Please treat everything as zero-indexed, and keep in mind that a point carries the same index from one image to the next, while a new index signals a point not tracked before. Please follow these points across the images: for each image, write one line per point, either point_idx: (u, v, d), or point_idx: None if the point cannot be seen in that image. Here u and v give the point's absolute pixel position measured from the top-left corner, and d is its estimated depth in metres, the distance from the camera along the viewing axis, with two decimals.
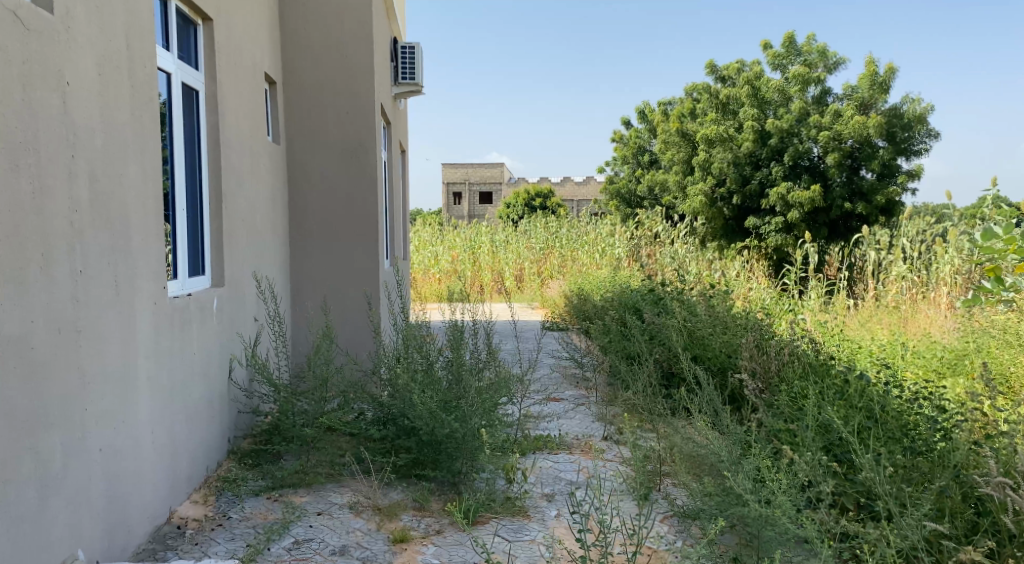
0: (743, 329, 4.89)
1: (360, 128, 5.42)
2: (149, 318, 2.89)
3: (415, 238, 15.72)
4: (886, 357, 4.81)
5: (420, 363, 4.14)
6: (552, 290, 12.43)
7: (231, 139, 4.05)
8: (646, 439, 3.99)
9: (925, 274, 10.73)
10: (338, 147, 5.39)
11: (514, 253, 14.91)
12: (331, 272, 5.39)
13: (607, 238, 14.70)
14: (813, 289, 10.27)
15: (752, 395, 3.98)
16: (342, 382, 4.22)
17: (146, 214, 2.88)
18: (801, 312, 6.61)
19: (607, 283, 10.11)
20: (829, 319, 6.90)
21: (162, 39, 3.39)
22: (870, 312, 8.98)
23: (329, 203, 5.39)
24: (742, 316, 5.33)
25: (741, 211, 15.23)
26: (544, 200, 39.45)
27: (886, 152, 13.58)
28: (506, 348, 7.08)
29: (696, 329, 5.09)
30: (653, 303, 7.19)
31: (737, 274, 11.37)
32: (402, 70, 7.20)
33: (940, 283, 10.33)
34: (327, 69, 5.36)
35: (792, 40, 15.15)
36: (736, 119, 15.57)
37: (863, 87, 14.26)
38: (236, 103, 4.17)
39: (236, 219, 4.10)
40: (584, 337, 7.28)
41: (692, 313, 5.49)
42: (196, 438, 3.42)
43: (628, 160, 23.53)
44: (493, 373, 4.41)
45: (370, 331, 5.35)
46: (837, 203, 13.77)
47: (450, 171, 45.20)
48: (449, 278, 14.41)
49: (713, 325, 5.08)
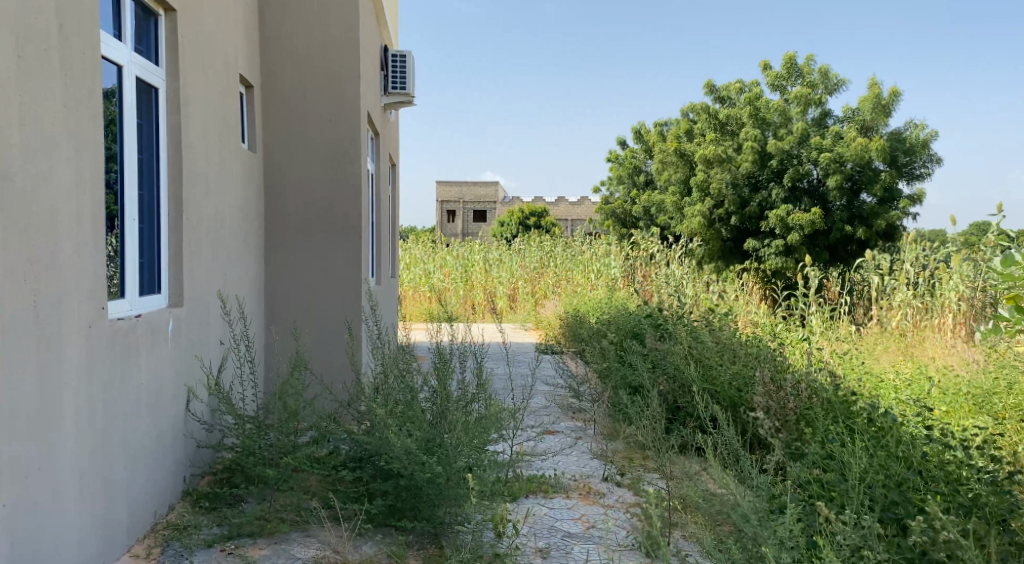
0: (759, 361, 4.48)
1: (343, 136, 5.04)
2: (83, 345, 2.49)
3: (406, 255, 15.30)
4: (912, 393, 4.39)
5: (401, 394, 3.74)
6: (546, 311, 12.04)
7: (195, 143, 3.66)
8: (651, 484, 3.60)
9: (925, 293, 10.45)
10: (318, 156, 5.01)
11: (507, 272, 14.50)
12: (308, 292, 4.99)
13: (603, 259, 14.35)
14: (814, 314, 9.92)
15: (768, 435, 3.60)
16: (314, 415, 3.81)
17: (82, 221, 2.48)
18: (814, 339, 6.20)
19: (605, 305, 9.73)
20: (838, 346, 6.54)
21: (115, 28, 3.01)
22: (877, 339, 8.63)
23: (308, 217, 5.00)
24: (757, 345, 4.92)
25: (740, 233, 14.89)
26: (538, 219, 39.22)
27: (888, 175, 13.31)
28: (498, 374, 6.68)
29: (703, 359, 4.72)
30: (655, 329, 6.79)
31: (736, 297, 11.02)
32: (392, 79, 6.84)
33: (943, 307, 10.01)
34: (308, 73, 4.99)
35: (794, 61, 14.91)
36: (735, 139, 15.28)
37: (864, 109, 14.01)
38: (203, 104, 3.79)
39: (200, 231, 3.70)
40: (579, 363, 6.87)
41: (698, 340, 5.12)
42: (142, 480, 3.01)
43: (624, 180, 23.21)
44: (482, 406, 3.99)
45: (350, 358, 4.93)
46: (838, 226, 13.47)
47: (444, 189, 44.96)
48: (440, 297, 14.00)
49: (727, 357, 4.67)
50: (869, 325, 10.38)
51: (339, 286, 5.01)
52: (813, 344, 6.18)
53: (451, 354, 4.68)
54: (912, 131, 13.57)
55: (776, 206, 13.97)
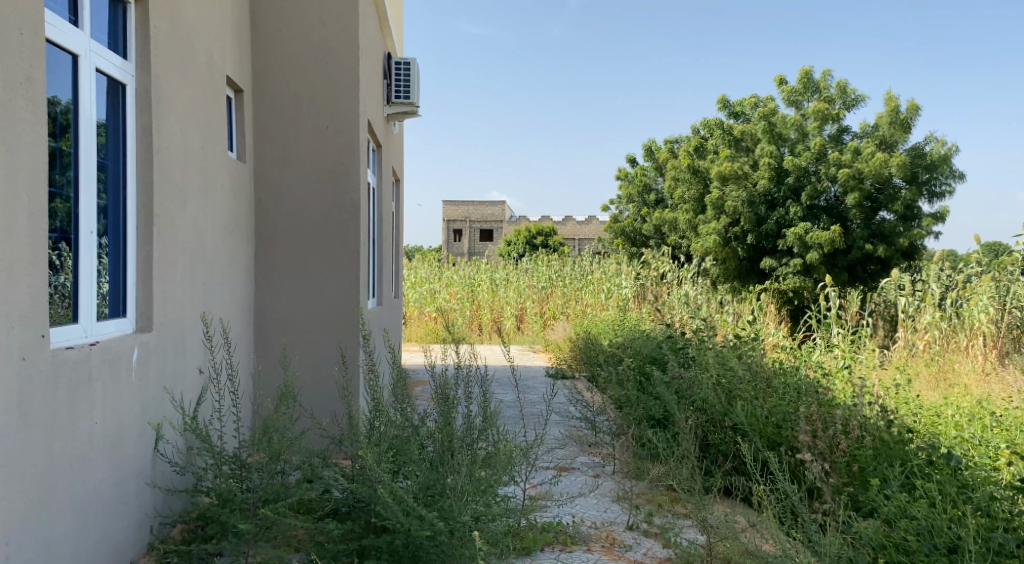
0: (801, 393, 4.04)
1: (341, 146, 4.64)
2: (12, 381, 2.11)
3: (412, 274, 14.91)
4: (976, 426, 3.92)
5: (400, 434, 3.34)
6: (556, 332, 11.60)
7: (172, 149, 3.27)
8: (684, 537, 3.18)
9: (951, 313, 9.96)
10: (313, 167, 4.61)
11: (515, 291, 14.07)
12: (300, 315, 4.57)
13: (614, 278, 13.93)
14: (837, 336, 9.46)
15: (818, 479, 3.17)
16: (303, 453, 3.40)
17: (14, 232, 2.10)
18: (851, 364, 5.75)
19: (618, 326, 9.30)
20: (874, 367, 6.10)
21: (70, 13, 2.63)
22: (907, 361, 8.18)
23: (300, 234, 4.60)
24: (795, 374, 4.48)
25: (756, 252, 14.38)
26: (546, 238, 38.89)
27: (910, 193, 12.88)
28: (509, 404, 6.24)
29: (736, 389, 4.31)
30: (677, 355, 6.33)
31: (754, 318, 10.57)
32: (396, 88, 6.46)
33: (972, 331, 9.60)
34: (304, 79, 4.61)
35: (810, 75, 14.54)
36: (750, 156, 14.88)
37: (883, 125, 13.62)
38: (181, 106, 3.39)
39: (176, 247, 3.30)
40: (594, 390, 6.42)
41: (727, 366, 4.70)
42: (94, 535, 2.59)
43: (633, 198, 22.80)
44: (490, 444, 3.57)
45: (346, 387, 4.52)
46: (858, 245, 13.01)
47: (451, 209, 44.75)
48: (446, 317, 13.57)
49: (764, 389, 4.23)
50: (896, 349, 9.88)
51: (334, 310, 4.59)
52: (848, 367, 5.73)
53: (456, 380, 4.27)
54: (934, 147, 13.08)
55: (793, 224, 13.55)
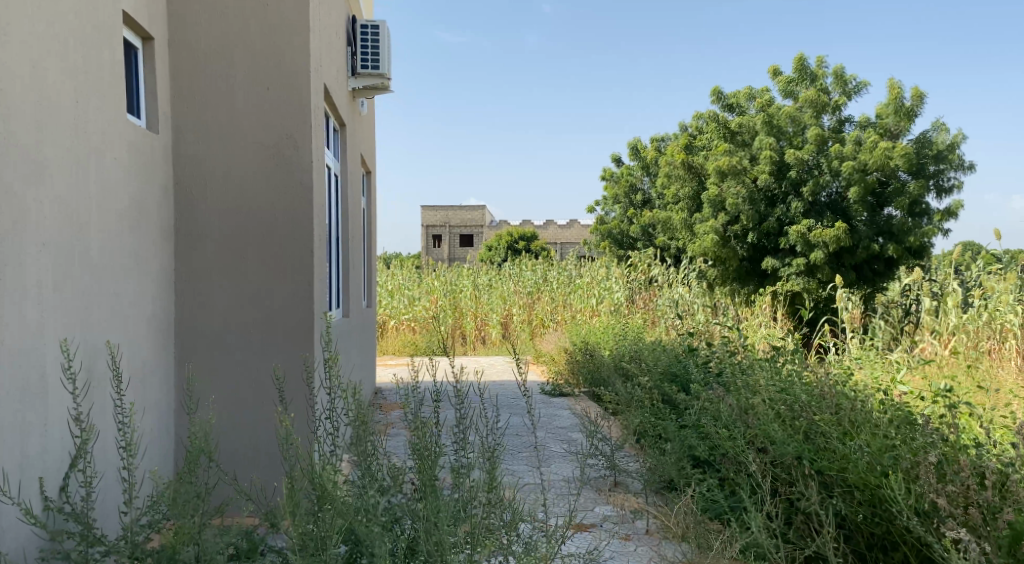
0: (906, 432, 3.06)
1: (287, 115, 3.57)
2: None
3: (389, 281, 13.81)
4: None
5: (368, 527, 2.32)
6: (546, 341, 10.55)
7: (13, 97, 2.21)
8: None
9: (974, 313, 8.97)
10: (251, 144, 3.55)
11: (499, 298, 13.02)
12: (237, 334, 3.52)
13: (603, 282, 12.81)
14: (855, 342, 8.51)
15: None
16: (227, 544, 2.36)
17: None
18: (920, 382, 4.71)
19: (619, 334, 8.28)
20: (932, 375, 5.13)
21: None
22: (945, 364, 7.25)
23: (235, 228, 3.53)
24: (880, 402, 3.48)
25: (757, 251, 13.43)
26: (528, 243, 37.93)
27: (917, 187, 11.95)
28: (510, 444, 5.22)
29: (814, 429, 3.34)
30: (704, 376, 5.25)
31: (761, 322, 9.63)
32: (362, 56, 5.38)
33: (1000, 332, 8.58)
34: (237, 27, 3.53)
35: (805, 62, 13.61)
36: (747, 151, 13.88)
37: (885, 114, 12.75)
38: (34, 39, 2.34)
39: (23, 242, 2.24)
40: (607, 419, 5.39)
41: (791, 399, 3.72)
42: None
43: (619, 199, 21.83)
44: (500, 524, 2.54)
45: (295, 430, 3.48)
46: (864, 244, 12.04)
47: (430, 214, 43.70)
48: (427, 328, 12.50)
49: (851, 428, 3.25)
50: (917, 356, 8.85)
51: (281, 328, 3.53)
52: (914, 379, 4.74)
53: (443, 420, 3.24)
54: (938, 135, 12.25)
55: (796, 221, 12.60)
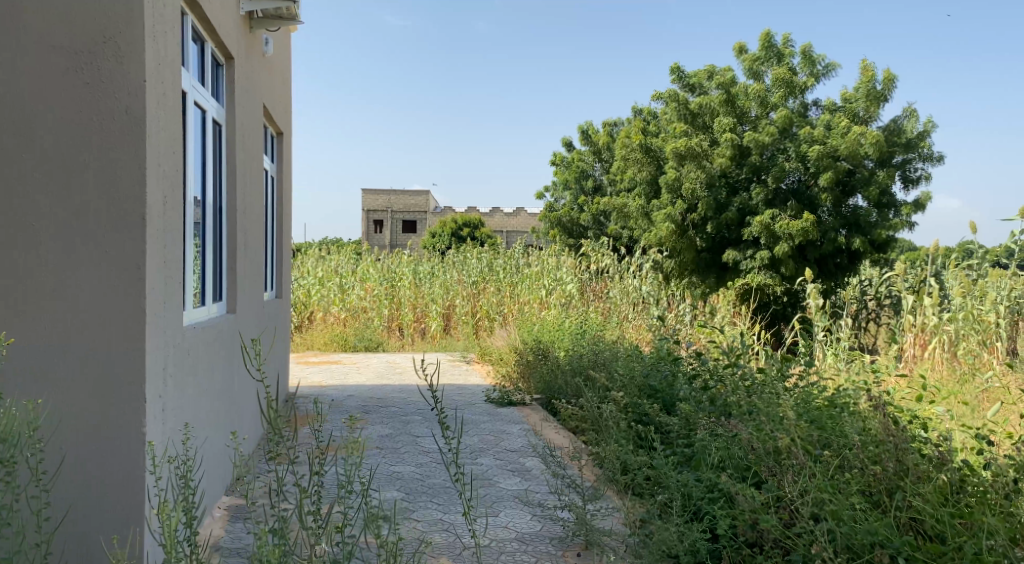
0: None
1: (103, 7, 2.29)
2: None
3: (320, 267, 12.41)
4: None
5: None
6: (491, 339, 9.34)
7: None
8: None
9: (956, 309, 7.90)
10: (46, 49, 2.28)
11: (441, 287, 11.76)
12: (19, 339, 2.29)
13: (553, 271, 11.63)
14: (832, 344, 7.54)
15: None
16: None
17: None
18: (956, 424, 3.54)
19: (575, 332, 7.12)
20: (965, 409, 4.04)
21: None
22: (943, 376, 6.28)
23: (19, 180, 2.28)
24: (988, 471, 2.42)
25: (718, 243, 12.38)
26: (472, 231, 36.73)
27: (886, 176, 10.95)
28: (447, 483, 4.01)
29: (908, 515, 2.27)
30: (692, 394, 4.08)
31: (724, 318, 8.56)
32: None
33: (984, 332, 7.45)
34: None
35: (770, 39, 12.41)
36: (709, 134, 12.78)
37: (854, 97, 11.73)
38: None
39: None
40: (570, 456, 4.17)
41: (853, 451, 2.63)
42: None
43: (570, 186, 20.74)
44: None
45: (87, 494, 2.31)
46: (829, 236, 11.02)
47: (372, 198, 42.09)
48: (358, 324, 11.21)
49: (960, 516, 2.20)
50: (895, 362, 7.82)
51: (91, 336, 2.31)
52: (953, 418, 3.67)
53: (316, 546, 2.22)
54: (908, 122, 11.34)
55: (758, 211, 11.56)
